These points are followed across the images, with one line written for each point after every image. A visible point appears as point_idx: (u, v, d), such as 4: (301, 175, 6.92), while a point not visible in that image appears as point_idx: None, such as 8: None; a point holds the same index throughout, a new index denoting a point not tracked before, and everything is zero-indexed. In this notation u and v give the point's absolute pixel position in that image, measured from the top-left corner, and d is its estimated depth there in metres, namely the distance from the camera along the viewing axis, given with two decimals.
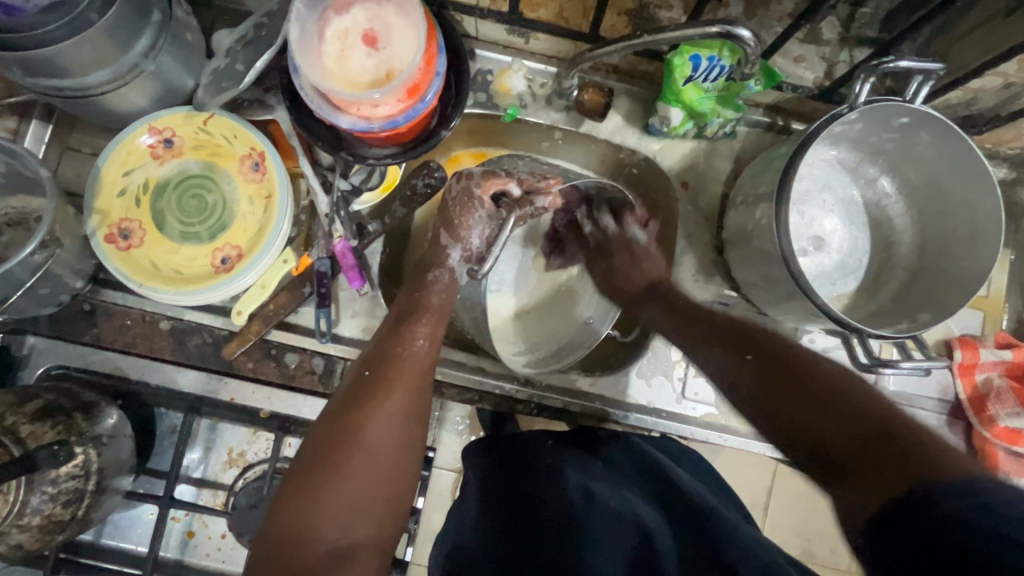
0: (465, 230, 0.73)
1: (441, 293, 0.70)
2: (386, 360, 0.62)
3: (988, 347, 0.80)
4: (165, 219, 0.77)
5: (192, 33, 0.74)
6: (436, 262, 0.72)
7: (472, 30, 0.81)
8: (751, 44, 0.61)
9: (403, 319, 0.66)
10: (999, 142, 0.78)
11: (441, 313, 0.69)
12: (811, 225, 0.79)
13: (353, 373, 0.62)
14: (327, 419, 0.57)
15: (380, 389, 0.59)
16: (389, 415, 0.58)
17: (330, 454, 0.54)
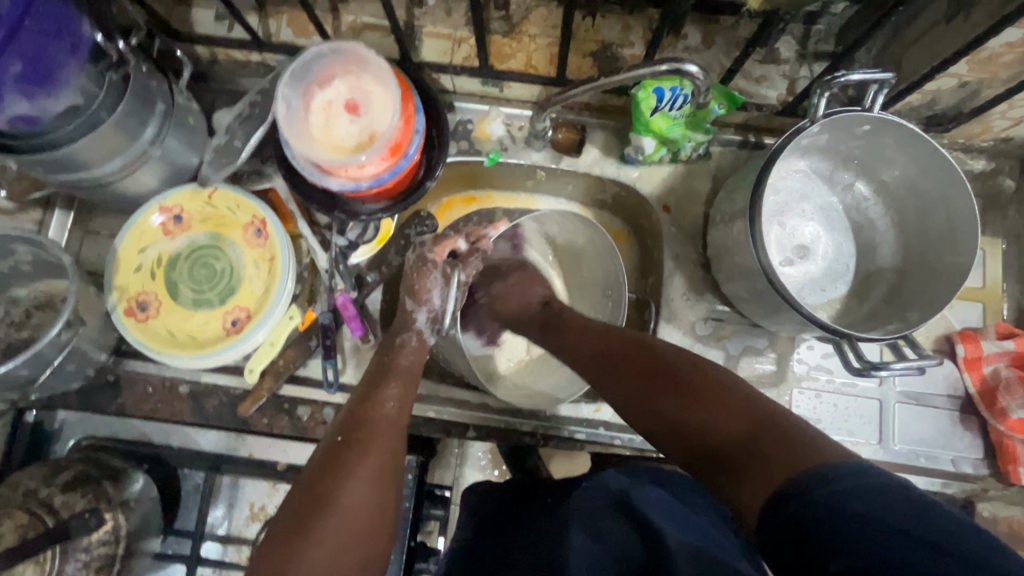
0: (426, 293, 0.73)
1: (411, 356, 0.70)
2: (356, 423, 0.61)
3: (990, 339, 0.79)
4: (178, 289, 0.82)
5: (194, 117, 0.81)
6: (403, 326, 0.72)
7: (449, 85, 0.87)
8: (701, 77, 0.66)
9: (372, 383, 0.66)
10: (971, 136, 0.80)
11: (412, 375, 0.69)
12: (794, 235, 0.80)
13: (326, 439, 0.61)
14: (303, 486, 0.56)
15: (350, 451, 0.58)
16: (361, 478, 0.56)
17: (305, 523, 0.52)
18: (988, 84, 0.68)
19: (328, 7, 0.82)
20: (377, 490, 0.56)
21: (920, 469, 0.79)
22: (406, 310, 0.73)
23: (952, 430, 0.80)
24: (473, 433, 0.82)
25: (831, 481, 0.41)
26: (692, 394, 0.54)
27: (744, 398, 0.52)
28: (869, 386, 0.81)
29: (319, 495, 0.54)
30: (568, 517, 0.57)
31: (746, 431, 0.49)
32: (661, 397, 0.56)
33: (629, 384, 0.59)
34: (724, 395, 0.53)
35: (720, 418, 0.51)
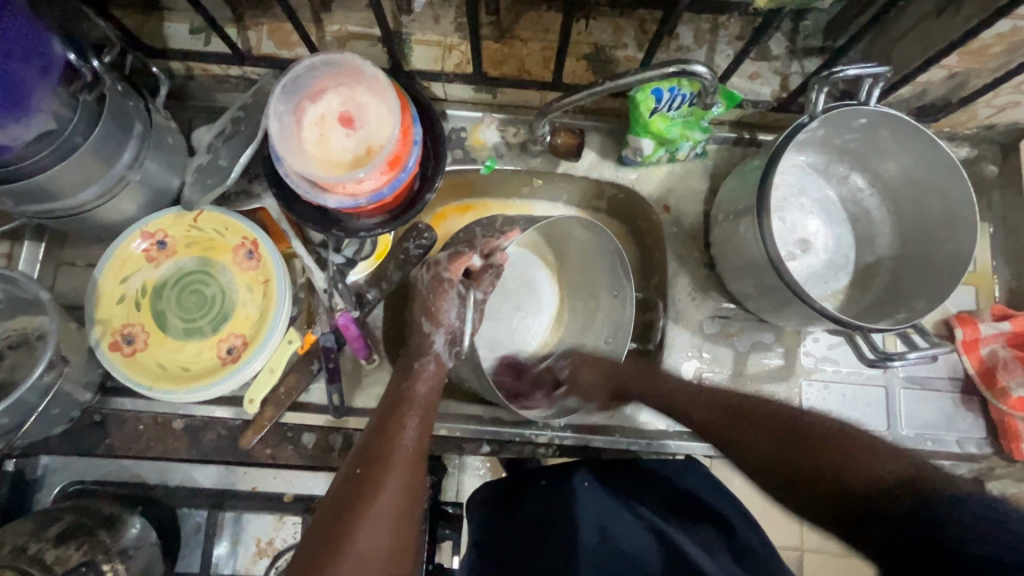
0: (443, 314, 0.69)
1: (429, 384, 0.66)
2: (374, 457, 0.57)
3: (986, 321, 0.81)
4: (167, 319, 0.77)
5: (174, 136, 0.77)
6: (420, 350, 0.68)
7: (440, 93, 0.85)
8: (709, 77, 0.66)
9: (388, 412, 0.62)
10: (955, 125, 0.82)
11: (431, 403, 0.65)
12: (794, 229, 0.81)
13: (342, 471, 0.57)
14: (316, 525, 0.53)
15: (368, 484, 0.55)
16: (380, 516, 0.53)
17: (319, 563, 0.49)
18: (975, 74, 0.70)
19: (311, 17, 0.80)
20: (398, 526, 0.53)
21: (927, 453, 0.81)
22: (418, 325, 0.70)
23: (954, 411, 0.82)
24: (487, 449, 0.80)
25: (945, 511, 0.44)
26: (831, 438, 0.54)
27: (865, 445, 0.52)
28: (874, 374, 0.83)
29: (333, 536, 0.51)
30: (579, 500, 0.63)
31: (884, 477, 0.49)
32: (783, 436, 0.57)
33: (766, 430, 0.58)
34: (852, 445, 0.52)
35: (851, 463, 0.51)
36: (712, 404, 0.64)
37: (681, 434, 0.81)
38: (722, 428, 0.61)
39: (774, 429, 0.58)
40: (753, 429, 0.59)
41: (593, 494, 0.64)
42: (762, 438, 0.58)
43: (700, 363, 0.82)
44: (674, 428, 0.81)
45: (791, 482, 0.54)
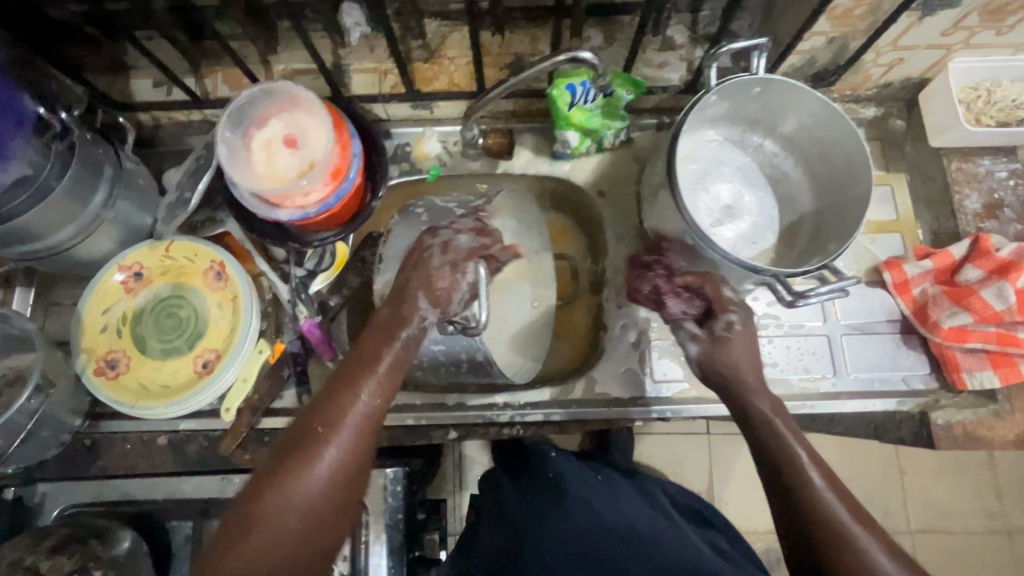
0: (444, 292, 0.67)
1: (397, 349, 0.65)
2: (328, 413, 0.61)
3: (911, 262, 0.85)
4: (146, 342, 0.82)
5: (145, 178, 0.85)
6: (404, 318, 0.66)
7: (383, 114, 0.93)
8: (596, 61, 0.72)
9: (342, 379, 0.63)
10: (855, 87, 0.89)
11: (395, 376, 0.65)
12: (717, 197, 0.87)
13: (301, 416, 0.62)
14: (269, 460, 0.60)
15: (304, 456, 0.58)
16: (308, 491, 0.57)
17: (264, 496, 0.57)
18: (851, 36, 0.77)
19: (259, 60, 0.89)
20: (327, 501, 0.58)
21: (875, 393, 0.85)
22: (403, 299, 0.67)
23: (895, 351, 0.86)
24: (454, 434, 0.85)
25: None
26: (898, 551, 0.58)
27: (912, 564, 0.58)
28: (816, 324, 0.87)
29: (278, 477, 0.58)
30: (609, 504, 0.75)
31: None
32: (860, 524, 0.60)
33: (852, 520, 0.60)
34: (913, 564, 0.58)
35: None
36: (821, 476, 0.63)
37: (635, 400, 0.86)
38: (817, 495, 0.61)
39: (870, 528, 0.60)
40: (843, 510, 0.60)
41: (620, 504, 0.77)
42: (841, 520, 0.60)
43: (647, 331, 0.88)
44: (628, 396, 0.86)
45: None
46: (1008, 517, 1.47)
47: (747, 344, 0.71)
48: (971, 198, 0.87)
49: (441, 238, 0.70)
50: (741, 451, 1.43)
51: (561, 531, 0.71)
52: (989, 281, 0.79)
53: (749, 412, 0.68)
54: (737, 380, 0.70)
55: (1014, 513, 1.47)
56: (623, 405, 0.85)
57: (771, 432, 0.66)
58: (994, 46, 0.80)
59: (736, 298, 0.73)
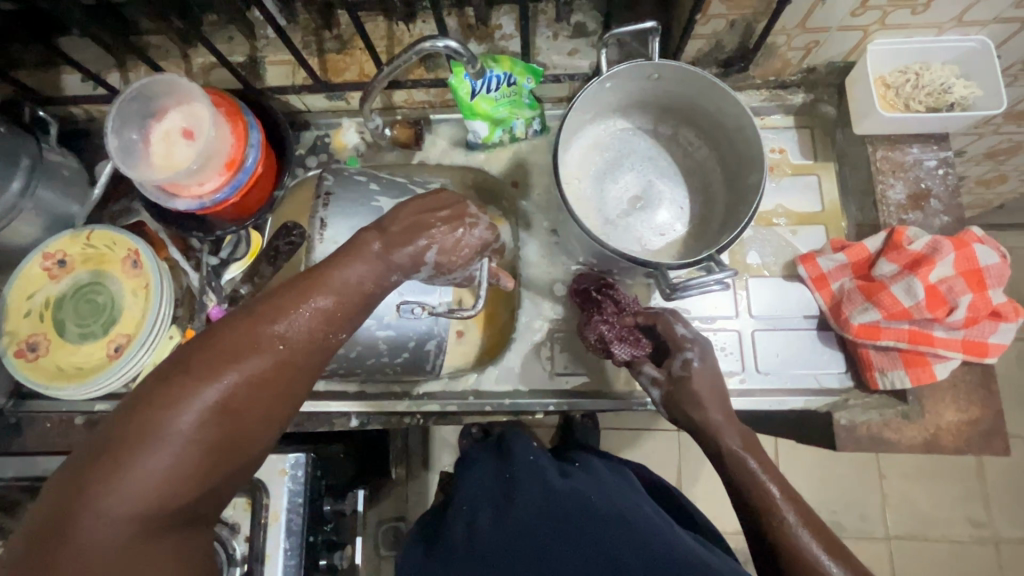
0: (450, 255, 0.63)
1: (363, 276, 0.58)
2: (258, 325, 0.53)
3: (828, 255, 0.82)
4: (66, 327, 0.86)
5: (69, 169, 0.89)
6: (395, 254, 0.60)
7: (300, 105, 0.94)
8: (457, 50, 0.71)
9: (293, 284, 0.56)
10: (777, 72, 0.85)
11: (360, 308, 0.59)
12: (627, 188, 0.85)
13: (228, 321, 0.54)
14: (176, 360, 0.51)
15: (221, 357, 0.51)
16: (212, 404, 0.49)
17: (162, 397, 0.48)
18: (752, 18, 0.74)
19: (179, 53, 0.91)
20: (239, 424, 0.51)
21: (783, 391, 0.82)
22: (413, 239, 0.60)
23: (810, 348, 0.82)
24: (356, 422, 0.86)
25: None
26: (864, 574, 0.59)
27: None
28: (726, 319, 0.84)
29: (183, 380, 0.49)
30: (585, 489, 0.75)
31: None
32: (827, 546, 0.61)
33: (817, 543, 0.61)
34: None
35: None
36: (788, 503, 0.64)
37: (535, 393, 0.85)
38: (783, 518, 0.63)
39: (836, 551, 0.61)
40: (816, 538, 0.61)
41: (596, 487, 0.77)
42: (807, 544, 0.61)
43: (551, 324, 0.88)
44: (528, 388, 0.86)
45: None
46: (996, 526, 1.32)
47: (709, 380, 0.69)
48: (896, 188, 0.82)
49: (483, 218, 0.65)
50: None
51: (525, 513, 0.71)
52: (900, 275, 0.74)
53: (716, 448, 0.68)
54: (704, 421, 0.68)
55: (1002, 524, 1.32)
56: (522, 398, 0.85)
57: (738, 466, 0.66)
58: (914, 26, 0.75)
59: (691, 336, 0.71)
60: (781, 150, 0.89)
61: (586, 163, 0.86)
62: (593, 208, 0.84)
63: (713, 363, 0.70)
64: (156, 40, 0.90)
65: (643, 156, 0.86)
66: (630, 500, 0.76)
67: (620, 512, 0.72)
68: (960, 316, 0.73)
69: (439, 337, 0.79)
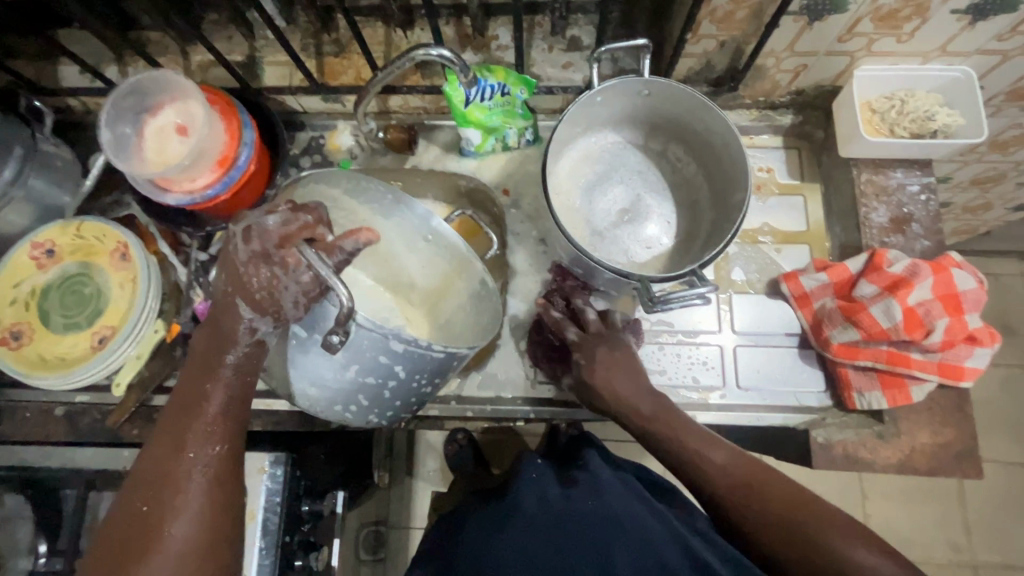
0: (255, 272, 0.56)
1: (236, 359, 0.59)
2: (169, 458, 0.57)
3: (811, 274, 0.83)
4: (50, 317, 0.86)
5: (63, 160, 0.89)
6: (243, 286, 0.57)
7: (298, 106, 0.95)
8: (453, 59, 0.73)
9: (176, 412, 0.59)
10: (767, 93, 0.87)
11: (231, 413, 0.60)
12: (615, 201, 0.86)
13: (140, 468, 0.58)
14: (120, 525, 0.56)
15: (158, 499, 0.56)
16: (175, 540, 0.55)
17: (129, 565, 0.54)
18: (742, 40, 0.76)
19: (178, 50, 0.92)
20: (208, 538, 0.57)
21: (763, 408, 0.82)
22: (231, 302, 0.58)
23: (791, 365, 0.83)
24: None
25: None
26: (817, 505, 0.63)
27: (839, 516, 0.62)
28: (709, 333, 0.85)
29: (140, 536, 0.55)
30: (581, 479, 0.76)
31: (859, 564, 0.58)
32: (770, 491, 0.64)
33: (762, 490, 0.65)
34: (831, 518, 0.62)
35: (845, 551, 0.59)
36: (729, 458, 0.67)
37: (516, 399, 0.86)
38: (714, 468, 0.66)
39: (790, 495, 0.64)
40: (754, 481, 0.65)
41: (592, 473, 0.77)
42: (754, 491, 0.65)
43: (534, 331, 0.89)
44: (510, 395, 0.86)
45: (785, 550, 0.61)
46: (974, 552, 1.32)
47: (631, 374, 0.71)
48: (879, 211, 0.83)
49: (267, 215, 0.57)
50: None
51: (525, 522, 0.71)
52: (880, 297, 0.75)
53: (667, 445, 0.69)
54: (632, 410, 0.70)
55: (980, 548, 1.33)
56: (505, 405, 0.86)
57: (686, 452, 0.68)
58: (900, 53, 0.77)
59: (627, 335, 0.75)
60: (769, 169, 0.90)
61: (575, 174, 0.87)
62: (582, 219, 0.85)
63: (625, 354, 0.73)
64: (156, 36, 0.91)
65: (617, 157, 0.88)
66: (627, 486, 0.77)
67: (616, 501, 0.73)
68: (937, 338, 0.74)
69: (376, 329, 0.58)
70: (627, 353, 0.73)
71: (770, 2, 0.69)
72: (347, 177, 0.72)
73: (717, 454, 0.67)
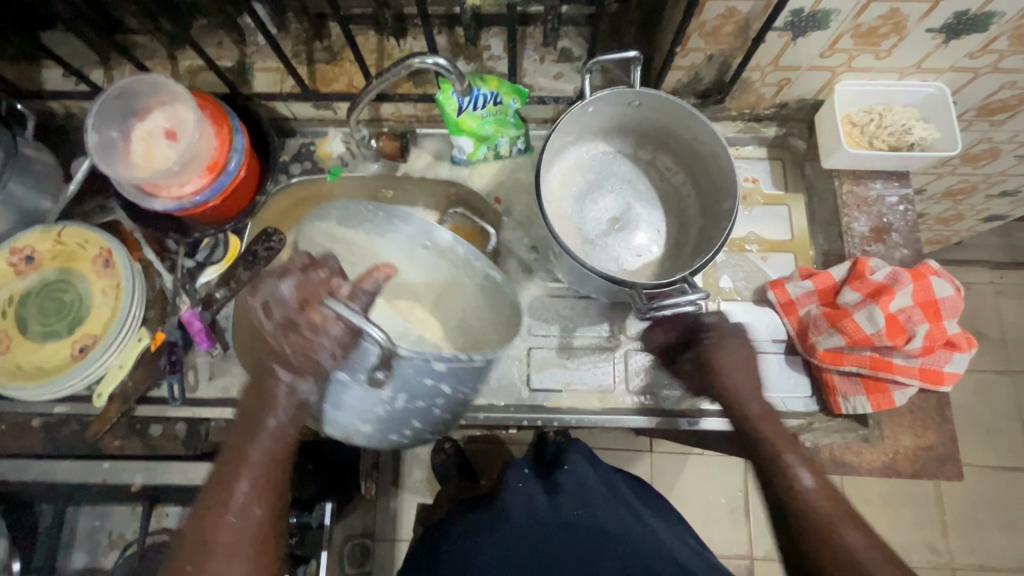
0: (292, 341, 0.58)
1: (278, 426, 0.61)
2: (212, 523, 0.60)
3: (796, 281, 0.85)
4: (28, 325, 0.84)
5: (44, 164, 0.87)
6: (280, 355, 0.59)
7: (288, 113, 0.94)
8: (448, 67, 0.73)
9: (217, 477, 0.62)
10: (752, 106, 0.89)
11: (271, 475, 0.62)
12: (605, 209, 0.88)
13: (185, 531, 0.61)
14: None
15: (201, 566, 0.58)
16: None
17: None
18: (729, 54, 0.78)
19: (166, 55, 0.91)
20: None
21: None
22: (271, 371, 0.60)
23: (779, 371, 0.84)
24: None
25: None
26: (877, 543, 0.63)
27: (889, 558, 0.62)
28: None
29: None
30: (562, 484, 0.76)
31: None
32: (840, 517, 0.64)
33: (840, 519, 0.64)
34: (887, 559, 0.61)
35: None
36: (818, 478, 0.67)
37: (508, 407, 0.85)
38: (803, 484, 0.66)
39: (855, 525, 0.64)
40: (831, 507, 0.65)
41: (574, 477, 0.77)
42: (832, 515, 0.64)
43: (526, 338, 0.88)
44: (502, 402, 0.85)
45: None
46: (952, 554, 1.35)
47: (737, 360, 0.72)
48: (860, 220, 0.86)
49: (276, 285, 0.59)
50: (681, 473, 1.40)
51: (509, 533, 0.70)
52: (862, 303, 0.78)
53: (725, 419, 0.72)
54: (736, 406, 0.71)
55: (958, 550, 1.36)
56: (497, 413, 0.84)
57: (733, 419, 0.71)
58: (878, 69, 0.80)
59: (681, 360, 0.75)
60: (754, 180, 0.93)
61: (567, 182, 0.88)
62: (573, 228, 0.86)
63: (724, 355, 0.72)
64: (143, 41, 0.90)
65: (606, 166, 0.89)
66: (615, 495, 0.77)
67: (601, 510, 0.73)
68: (917, 344, 0.76)
69: (418, 355, 0.56)
70: (730, 349, 0.73)
71: (756, 18, 0.71)
72: (336, 206, 0.74)
73: (777, 435, 0.70)
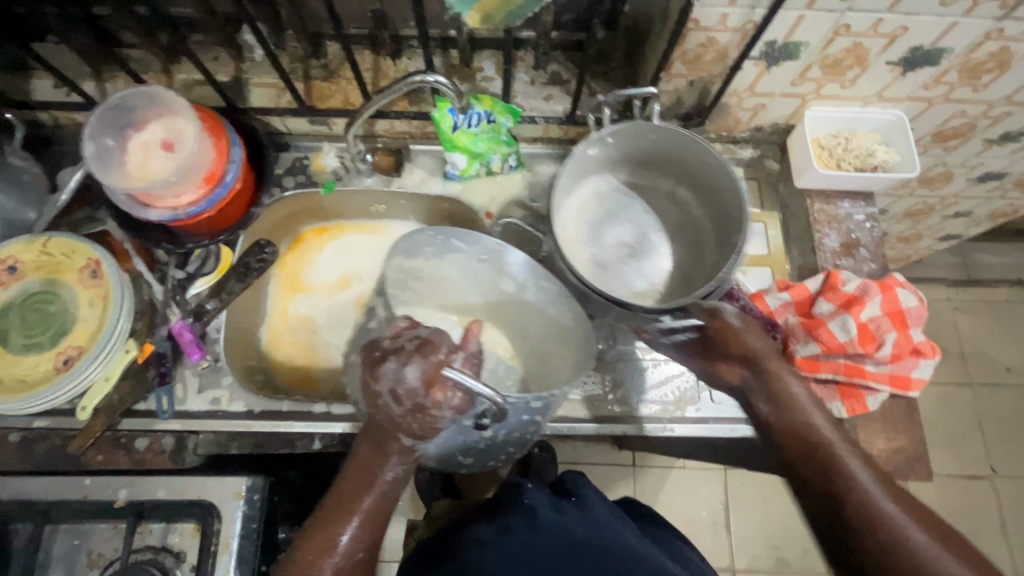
0: (418, 415, 0.61)
1: (392, 479, 0.65)
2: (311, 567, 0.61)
3: (773, 293, 0.89)
4: (9, 336, 0.82)
5: (31, 174, 0.86)
6: (397, 427, 0.63)
7: (282, 127, 0.97)
8: (447, 85, 0.77)
9: (323, 517, 0.64)
10: (730, 129, 0.95)
11: (377, 515, 0.65)
12: (621, 237, 0.92)
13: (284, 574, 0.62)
14: None
15: None
16: None
17: None
18: (709, 80, 0.84)
19: (161, 69, 0.91)
20: None
21: (735, 421, 0.86)
22: (392, 437, 0.64)
23: None
24: (319, 445, 0.84)
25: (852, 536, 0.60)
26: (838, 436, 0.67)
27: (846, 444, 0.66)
28: None
29: None
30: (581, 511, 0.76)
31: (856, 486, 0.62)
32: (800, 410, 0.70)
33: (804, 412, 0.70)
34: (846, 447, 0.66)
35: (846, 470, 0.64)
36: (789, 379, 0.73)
37: None
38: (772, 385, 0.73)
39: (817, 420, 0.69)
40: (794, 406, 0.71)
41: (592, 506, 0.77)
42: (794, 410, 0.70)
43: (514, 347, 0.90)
44: None
45: (802, 464, 0.67)
46: None
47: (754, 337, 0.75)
48: (831, 236, 0.92)
49: (388, 373, 0.61)
50: (662, 486, 1.42)
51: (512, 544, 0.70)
52: (836, 313, 0.82)
53: (795, 419, 0.70)
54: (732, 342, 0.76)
55: None
56: None
57: (798, 415, 0.70)
58: (843, 97, 0.87)
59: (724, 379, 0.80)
60: None
61: (584, 208, 0.92)
62: (589, 254, 0.89)
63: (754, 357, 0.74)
64: (138, 54, 0.91)
65: (623, 196, 0.94)
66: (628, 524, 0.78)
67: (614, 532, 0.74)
68: (887, 351, 0.81)
69: (523, 401, 0.63)
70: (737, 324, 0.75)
71: (734, 48, 0.77)
72: (398, 246, 0.81)
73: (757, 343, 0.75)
